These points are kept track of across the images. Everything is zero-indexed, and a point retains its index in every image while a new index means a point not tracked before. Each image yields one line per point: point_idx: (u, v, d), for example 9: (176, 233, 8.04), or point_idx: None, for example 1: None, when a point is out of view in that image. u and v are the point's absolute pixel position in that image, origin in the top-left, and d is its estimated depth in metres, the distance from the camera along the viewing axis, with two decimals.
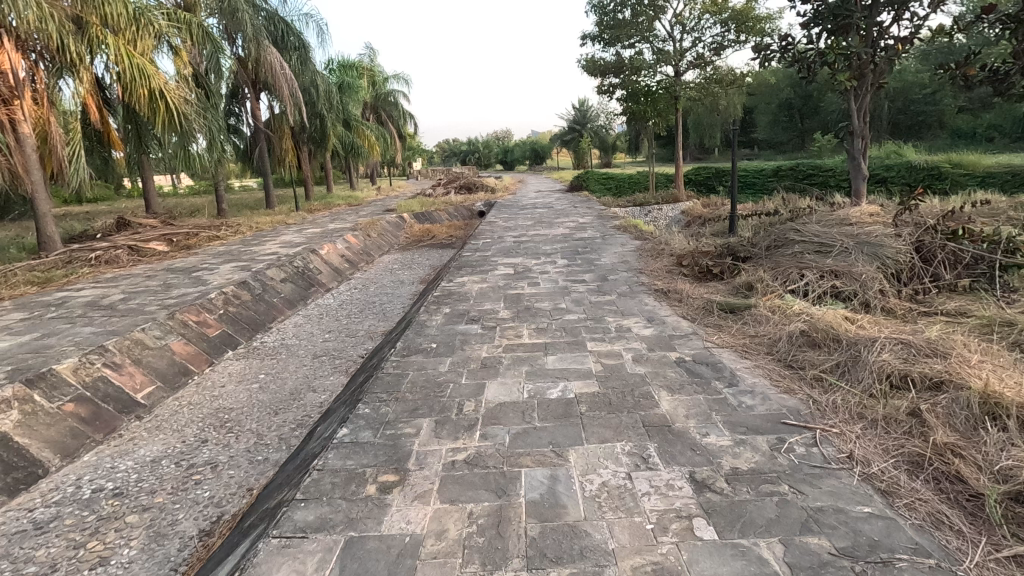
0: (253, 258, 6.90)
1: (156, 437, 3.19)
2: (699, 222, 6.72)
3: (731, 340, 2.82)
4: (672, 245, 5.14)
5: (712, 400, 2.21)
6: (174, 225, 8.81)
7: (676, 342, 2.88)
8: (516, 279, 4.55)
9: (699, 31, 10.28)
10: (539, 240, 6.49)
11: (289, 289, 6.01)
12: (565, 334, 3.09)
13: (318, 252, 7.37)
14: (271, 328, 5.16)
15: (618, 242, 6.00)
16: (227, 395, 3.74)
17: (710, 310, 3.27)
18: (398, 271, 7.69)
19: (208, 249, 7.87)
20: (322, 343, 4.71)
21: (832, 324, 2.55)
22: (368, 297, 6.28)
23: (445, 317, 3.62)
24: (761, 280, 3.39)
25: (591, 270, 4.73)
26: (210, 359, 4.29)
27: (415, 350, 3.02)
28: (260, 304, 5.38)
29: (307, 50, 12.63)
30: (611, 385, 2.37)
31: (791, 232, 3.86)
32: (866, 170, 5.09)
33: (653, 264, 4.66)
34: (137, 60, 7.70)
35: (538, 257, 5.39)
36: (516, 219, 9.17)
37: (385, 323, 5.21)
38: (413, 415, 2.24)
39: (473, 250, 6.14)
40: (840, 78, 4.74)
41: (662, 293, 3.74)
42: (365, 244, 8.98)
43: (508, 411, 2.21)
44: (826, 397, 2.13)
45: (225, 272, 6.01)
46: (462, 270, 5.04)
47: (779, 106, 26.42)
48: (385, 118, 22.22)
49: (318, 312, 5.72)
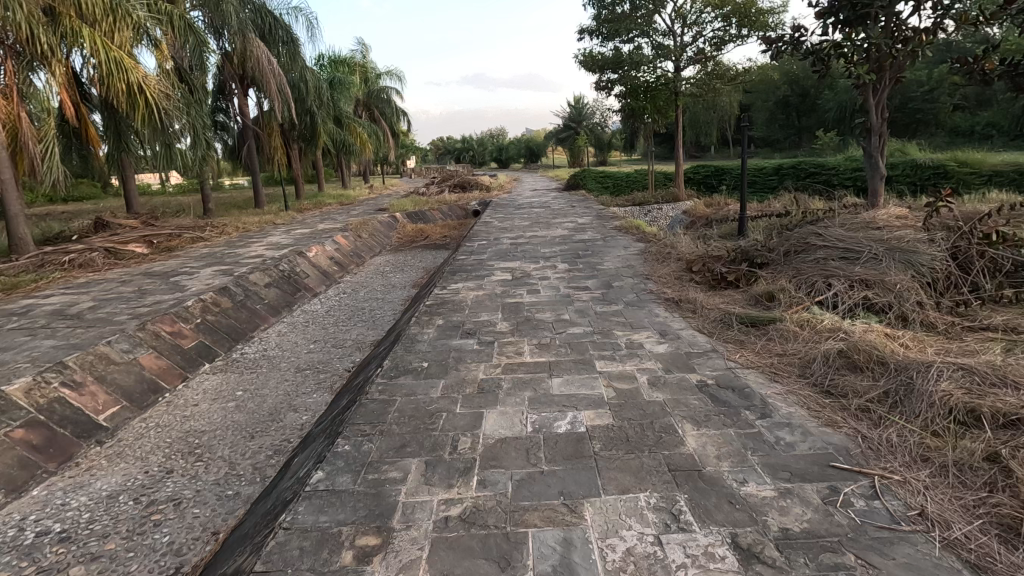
0: (236, 261, 6.57)
1: (116, 467, 2.86)
2: (705, 223, 6.43)
3: (755, 359, 2.54)
4: (679, 248, 4.84)
5: (746, 436, 1.91)
6: (156, 225, 8.45)
7: (696, 361, 2.59)
8: (515, 286, 4.25)
9: (700, 25, 9.99)
10: (537, 242, 6.20)
11: (274, 295, 5.69)
12: (571, 351, 2.79)
13: (305, 255, 7.04)
14: (252, 338, 4.83)
15: (621, 244, 5.70)
16: (200, 415, 3.41)
17: (729, 324, 2.97)
18: (390, 274, 7.37)
19: (191, 251, 7.53)
20: (306, 355, 4.39)
21: (875, 343, 2.27)
22: (357, 303, 5.96)
23: (438, 329, 3.31)
24: (784, 290, 3.10)
25: (594, 276, 4.44)
26: (184, 374, 3.96)
27: (403, 371, 2.71)
28: (241, 313, 5.05)
29: (296, 45, 12.23)
30: (628, 417, 2.07)
31: (812, 235, 3.57)
32: (884, 170, 4.80)
33: (660, 269, 4.36)
34: (115, 53, 7.32)
35: (536, 261, 5.08)
36: (513, 219, 8.84)
37: (375, 331, 4.89)
38: (400, 453, 1.94)
39: (469, 253, 5.83)
40: (857, 73, 4.45)
41: (673, 304, 3.44)
42: (355, 245, 8.66)
43: (509, 450, 1.91)
44: (878, 433, 1.84)
45: (206, 276, 5.67)
46: (457, 275, 4.73)
47: (776, 104, 26.28)
48: (378, 115, 21.85)
49: (304, 319, 5.40)
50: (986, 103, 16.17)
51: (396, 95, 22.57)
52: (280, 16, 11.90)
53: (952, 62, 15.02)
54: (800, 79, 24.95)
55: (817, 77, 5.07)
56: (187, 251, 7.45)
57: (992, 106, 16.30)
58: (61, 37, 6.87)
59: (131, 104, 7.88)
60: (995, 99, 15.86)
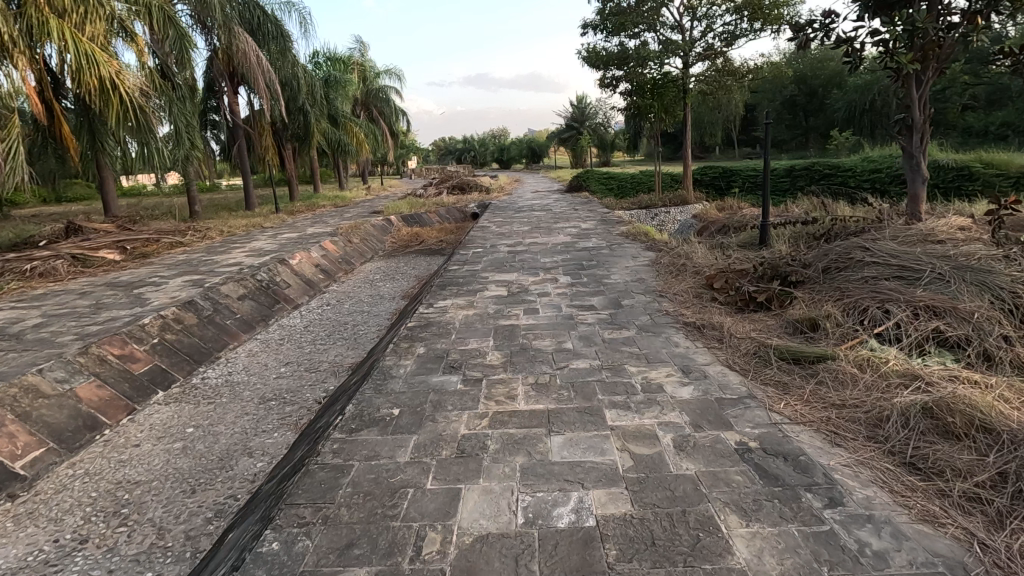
0: (212, 269, 6.08)
1: (21, 534, 2.34)
2: (719, 230, 5.91)
3: (806, 411, 2.03)
4: (695, 260, 4.32)
5: (815, 537, 1.40)
6: (133, 230, 7.95)
7: (731, 412, 2.08)
8: (511, 304, 3.73)
9: (710, 18, 9.45)
10: (536, 249, 5.69)
11: (248, 308, 5.20)
12: (574, 396, 2.28)
13: (287, 262, 6.53)
14: (217, 360, 4.31)
15: (628, 253, 5.19)
16: (139, 461, 2.89)
17: (766, 360, 2.45)
18: (380, 283, 6.87)
19: (166, 257, 7.03)
20: (274, 381, 3.86)
21: (972, 400, 1.75)
22: (339, 317, 5.45)
23: (416, 361, 2.80)
24: (830, 317, 2.58)
25: (599, 292, 3.92)
26: (131, 406, 3.44)
27: (368, 421, 2.19)
28: (207, 331, 4.53)
29: (287, 40, 11.69)
30: (652, 504, 1.56)
31: (858, 250, 3.04)
32: (926, 172, 4.23)
33: (676, 285, 3.83)
34: (85, 45, 6.79)
35: (536, 274, 4.56)
36: (512, 223, 8.33)
37: (355, 352, 4.37)
38: (344, 560, 1.42)
39: (461, 263, 5.33)
40: (900, 62, 3.92)
41: (694, 331, 2.92)
42: (344, 251, 8.17)
43: (493, 556, 1.40)
44: (1005, 543, 1.33)
45: (173, 288, 5.17)
46: (446, 289, 4.22)
47: (783, 104, 25.74)
48: (376, 115, 21.41)
49: (280, 337, 4.89)
50: (999, 102, 15.70)
51: (396, 95, 22.13)
52: (271, 12, 11.42)
53: (963, 60, 14.55)
54: (807, 78, 24.45)
55: (848, 69, 4.55)
56: (164, 258, 6.97)
57: (1005, 106, 15.80)
58: (26, 29, 6.36)
59: (103, 101, 7.35)
60: (1013, 98, 15.29)
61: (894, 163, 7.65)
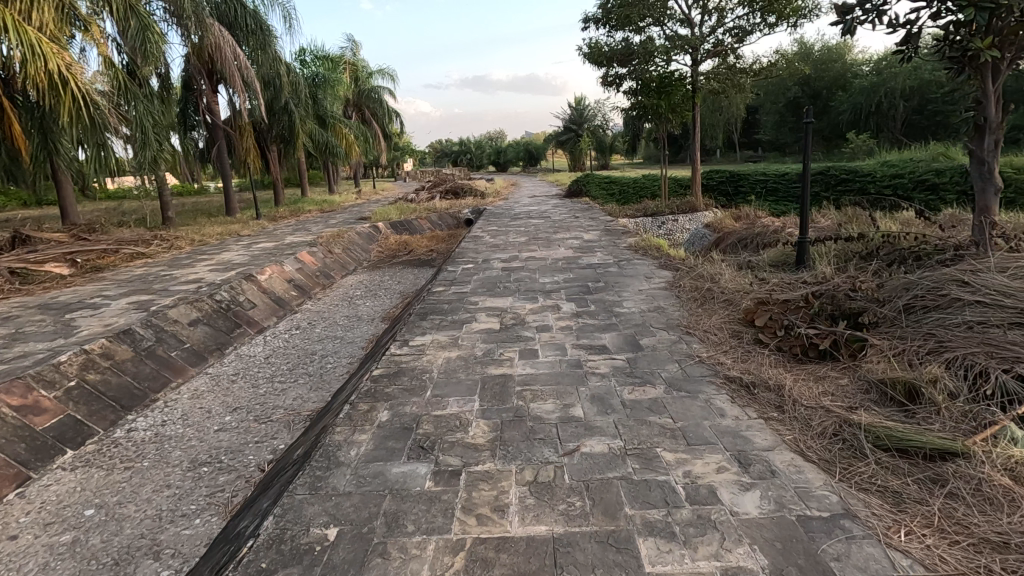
0: (166, 287, 5.37)
1: None
2: (739, 246, 5.25)
3: (952, 552, 1.33)
4: (724, 285, 3.64)
5: None
6: (90, 239, 7.22)
7: (830, 549, 1.37)
8: (503, 343, 3.03)
9: (721, 12, 8.78)
10: (535, 266, 5.01)
11: (201, 336, 4.49)
12: (593, 512, 1.57)
13: (255, 278, 5.82)
14: (152, 405, 3.60)
15: (640, 272, 4.52)
16: (7, 564, 2.18)
17: (856, 449, 1.76)
18: (360, 301, 6.18)
19: (123, 272, 6.30)
20: (213, 437, 3.15)
21: None
22: (307, 345, 4.73)
23: (375, 438, 2.09)
24: (939, 385, 1.88)
25: (611, 326, 3.23)
26: (24, 474, 2.73)
27: (289, 556, 1.48)
28: (142, 368, 3.81)
29: (266, 35, 10.91)
30: None
31: (954, 287, 2.35)
32: (998, 184, 3.54)
33: (706, 319, 3.14)
34: (31, 35, 5.89)
35: (534, 299, 3.87)
36: (508, 233, 7.64)
37: (318, 394, 3.66)
38: None
39: (449, 282, 4.64)
40: (973, 49, 3.22)
41: (744, 395, 2.21)
42: (324, 262, 7.49)
43: None
44: None
45: (112, 312, 4.45)
46: (426, 320, 3.52)
47: (786, 106, 25.28)
48: (369, 115, 20.78)
49: (234, 371, 4.18)
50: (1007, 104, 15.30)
51: (389, 95, 21.52)
52: (255, 7, 10.65)
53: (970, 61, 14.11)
54: (811, 80, 23.85)
55: (899, 60, 3.87)
56: (120, 272, 6.26)
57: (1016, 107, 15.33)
58: None
59: (53, 97, 6.53)
60: None
61: (917, 169, 7.06)
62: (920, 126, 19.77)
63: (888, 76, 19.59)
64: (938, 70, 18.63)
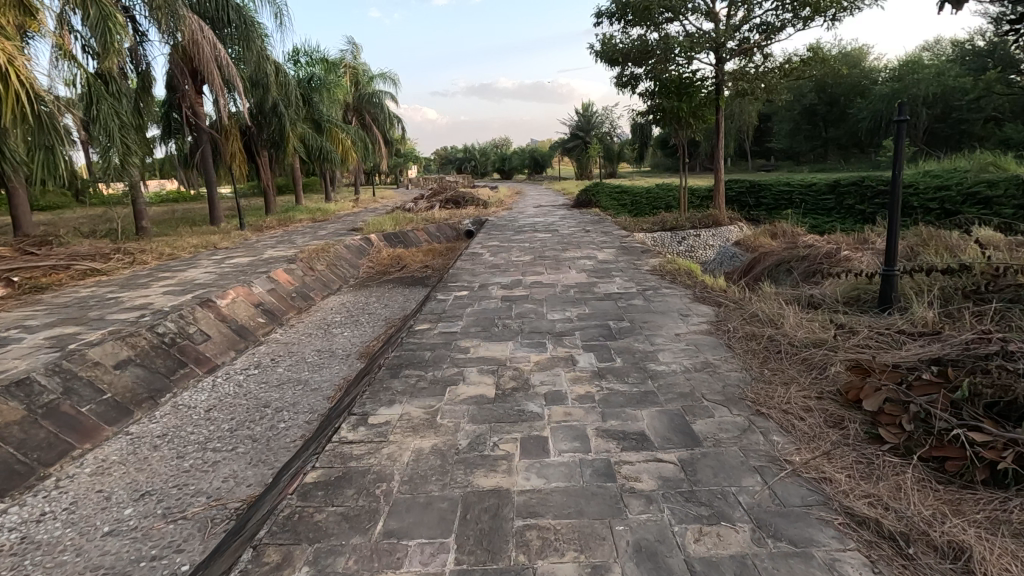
0: (105, 315, 4.53)
1: None
2: (785, 274, 4.37)
3: None
4: (794, 335, 2.74)
5: None
6: (38, 253, 6.37)
7: None
8: (499, 426, 2.15)
9: (750, 5, 7.94)
10: (543, 296, 4.15)
11: (129, 383, 3.63)
12: None
13: (216, 303, 4.98)
14: (37, 488, 2.72)
15: (673, 307, 3.64)
16: None
17: None
18: (338, 329, 5.33)
19: (67, 292, 5.48)
20: (96, 547, 2.27)
21: None
22: (262, 392, 3.86)
23: None
24: None
25: (646, 396, 2.34)
26: None
27: None
28: (33, 434, 2.93)
29: (253, 29, 10.09)
30: None
31: None
32: None
33: (783, 391, 2.25)
34: None
35: (542, 348, 2.99)
36: (510, 250, 6.79)
37: (260, 472, 2.80)
38: None
39: (438, 316, 3.78)
40: None
41: (896, 561, 1.32)
42: (304, 281, 6.66)
43: None
44: None
45: (20, 351, 3.60)
46: (401, 379, 2.64)
47: (801, 113, 24.42)
48: (370, 121, 20.05)
49: (163, 430, 3.31)
50: None
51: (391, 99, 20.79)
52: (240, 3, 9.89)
53: (1000, 63, 13.22)
54: (827, 87, 23.01)
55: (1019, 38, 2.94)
56: (63, 294, 5.43)
57: None
58: None
59: None
60: None
61: (968, 179, 6.19)
62: (943, 135, 18.82)
63: (911, 82, 18.71)
64: (962, 77, 17.71)
